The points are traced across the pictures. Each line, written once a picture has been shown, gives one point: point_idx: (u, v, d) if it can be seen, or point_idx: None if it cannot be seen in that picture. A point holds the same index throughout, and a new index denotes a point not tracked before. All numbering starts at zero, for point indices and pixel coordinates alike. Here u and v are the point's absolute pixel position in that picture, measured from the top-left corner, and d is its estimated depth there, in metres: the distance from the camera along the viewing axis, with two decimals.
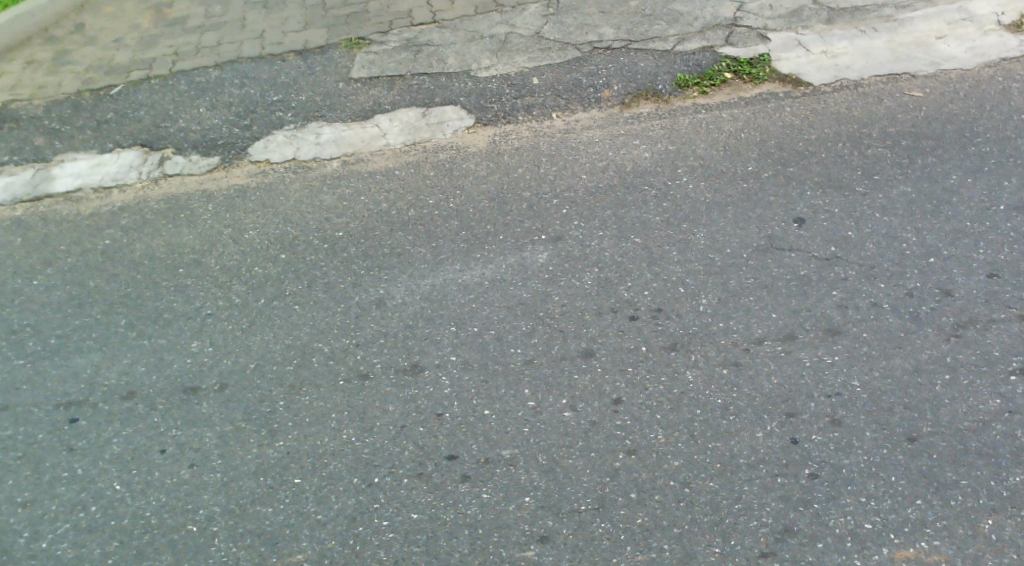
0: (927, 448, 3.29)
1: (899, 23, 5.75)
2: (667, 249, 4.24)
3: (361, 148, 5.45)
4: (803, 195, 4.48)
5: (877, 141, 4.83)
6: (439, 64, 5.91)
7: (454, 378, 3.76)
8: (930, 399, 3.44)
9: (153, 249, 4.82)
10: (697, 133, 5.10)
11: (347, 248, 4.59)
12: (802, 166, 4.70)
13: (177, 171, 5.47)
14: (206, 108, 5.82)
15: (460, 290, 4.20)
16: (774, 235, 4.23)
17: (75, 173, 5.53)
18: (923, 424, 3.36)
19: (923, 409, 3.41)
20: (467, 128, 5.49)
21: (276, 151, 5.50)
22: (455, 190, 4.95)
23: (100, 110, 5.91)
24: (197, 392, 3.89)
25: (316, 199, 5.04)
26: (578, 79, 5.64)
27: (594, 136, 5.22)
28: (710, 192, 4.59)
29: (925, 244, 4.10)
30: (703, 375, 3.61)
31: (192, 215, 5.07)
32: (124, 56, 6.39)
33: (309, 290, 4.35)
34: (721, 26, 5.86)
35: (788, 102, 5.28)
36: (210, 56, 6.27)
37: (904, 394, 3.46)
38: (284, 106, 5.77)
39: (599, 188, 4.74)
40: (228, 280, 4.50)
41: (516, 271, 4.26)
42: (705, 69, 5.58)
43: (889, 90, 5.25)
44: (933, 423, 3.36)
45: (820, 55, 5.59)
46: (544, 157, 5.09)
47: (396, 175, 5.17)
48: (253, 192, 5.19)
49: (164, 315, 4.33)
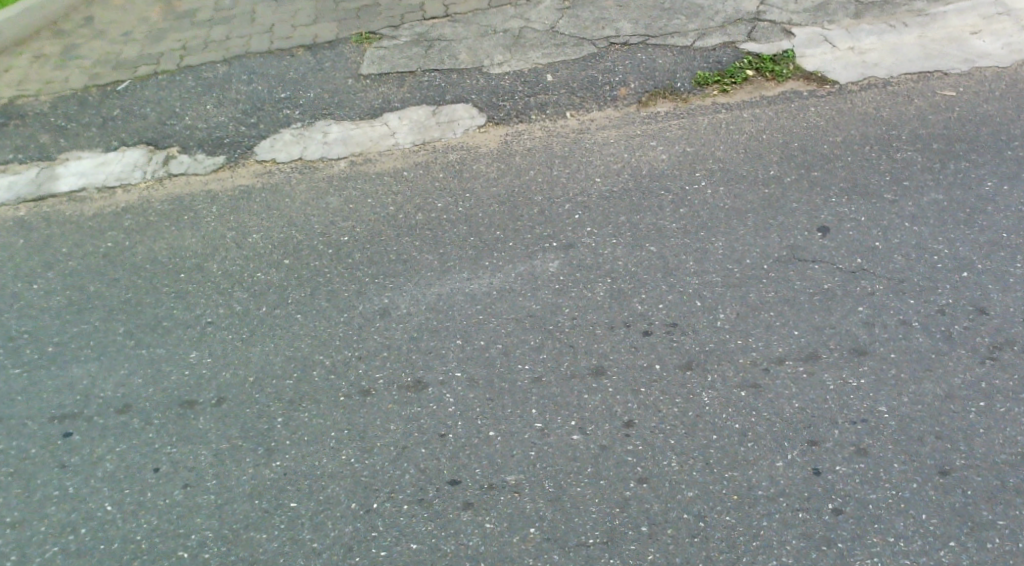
0: (961, 483, 3.09)
1: (931, 18, 5.60)
2: (683, 259, 4.07)
3: (370, 148, 5.36)
4: (827, 201, 4.28)
5: (906, 144, 4.62)
6: (451, 60, 5.85)
7: (459, 396, 3.59)
8: (964, 429, 3.23)
9: (155, 253, 4.69)
10: (716, 133, 4.98)
11: (353, 254, 4.48)
12: (827, 170, 4.53)
13: (182, 172, 5.36)
14: (213, 105, 5.74)
15: (467, 300, 4.04)
16: (797, 246, 4.03)
17: (80, 172, 5.41)
18: (956, 456, 3.16)
19: (956, 440, 3.21)
20: (479, 128, 5.39)
21: (283, 151, 5.41)
22: (465, 192, 4.84)
23: (106, 107, 5.81)
24: (194, 405, 3.74)
25: (322, 202, 4.95)
26: (593, 77, 5.55)
27: (609, 136, 5.11)
28: (728, 197, 4.45)
29: (958, 256, 3.87)
30: (720, 397, 3.42)
31: (195, 217, 4.96)
32: (132, 50, 6.31)
33: (312, 298, 4.21)
34: (743, 20, 5.79)
35: (812, 101, 5.14)
36: (218, 51, 6.21)
37: (936, 422, 3.26)
38: (292, 103, 5.70)
39: (614, 192, 4.63)
40: (230, 286, 4.36)
41: (527, 280, 4.12)
42: (726, 66, 5.47)
43: (919, 89, 5.08)
44: (967, 455, 3.16)
45: (847, 51, 5.47)
46: (557, 158, 4.99)
47: (404, 176, 5.07)
48: (258, 193, 5.09)
49: (163, 322, 4.19)
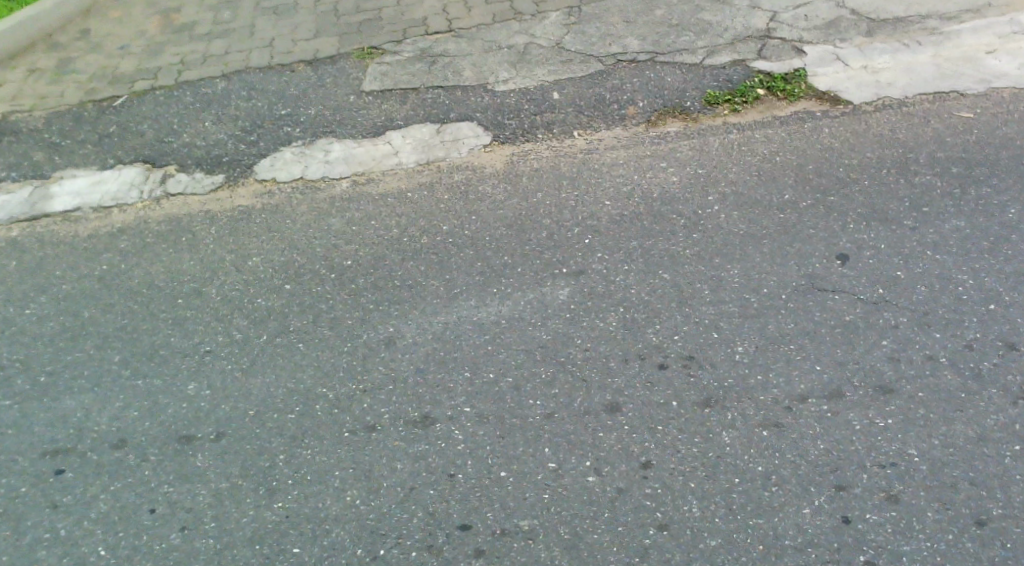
0: (999, 535, 2.96)
1: (945, 37, 5.50)
2: (698, 287, 3.95)
3: (373, 167, 5.23)
4: (845, 227, 4.16)
5: (925, 168, 4.50)
6: (455, 76, 5.74)
7: (468, 433, 3.45)
8: (1000, 475, 3.10)
9: (151, 277, 4.56)
10: (728, 155, 4.86)
11: (356, 279, 4.36)
12: (843, 195, 4.41)
13: (180, 191, 5.23)
14: (212, 122, 5.66)
15: (475, 329, 3.91)
16: (815, 274, 3.91)
17: (75, 191, 5.28)
18: (993, 505, 3.03)
19: (991, 487, 3.07)
20: (484, 146, 5.26)
21: (283, 170, 5.28)
22: (471, 215, 4.71)
23: (103, 124, 5.72)
24: (192, 441, 3.60)
25: (324, 224, 4.82)
26: (601, 95, 5.43)
27: (618, 156, 4.99)
28: (742, 222, 4.34)
29: (984, 287, 3.75)
30: (741, 437, 3.29)
31: (193, 240, 4.83)
32: (129, 63, 6.28)
33: (314, 326, 4.08)
34: (753, 38, 5.69)
35: (826, 122, 5.02)
36: (217, 65, 6.17)
37: (969, 468, 3.13)
38: (292, 120, 5.60)
39: (624, 216, 4.51)
40: (230, 312, 4.23)
41: (537, 308, 3.99)
42: (737, 85, 5.35)
43: (936, 110, 4.97)
44: (1004, 504, 3.03)
45: (860, 70, 5.35)
46: (565, 180, 4.86)
47: (408, 198, 4.94)
48: (258, 214, 4.97)
49: (160, 351, 4.04)
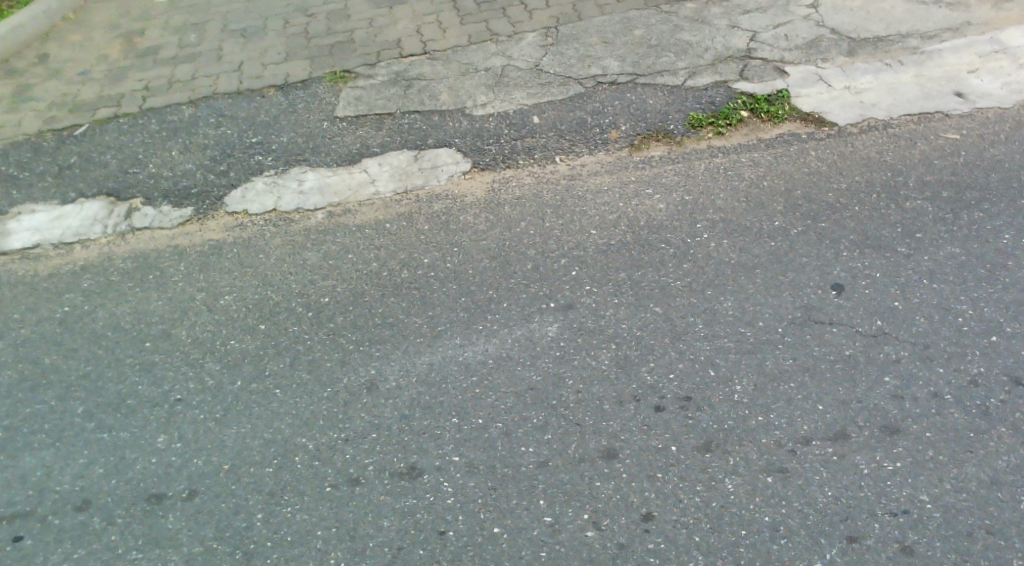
0: None
1: (927, 56, 5.43)
2: (691, 321, 3.82)
3: (349, 198, 5.07)
4: (838, 255, 4.06)
5: (915, 192, 4.42)
6: (432, 101, 5.59)
7: (459, 484, 3.32)
8: (1016, 522, 3.00)
9: (116, 319, 4.39)
10: (714, 180, 4.75)
11: (334, 318, 4.21)
12: (835, 221, 4.30)
13: (146, 225, 5.05)
14: (179, 151, 5.47)
15: (461, 370, 3.77)
16: (811, 305, 3.79)
17: (34, 228, 5.08)
18: (1010, 555, 2.93)
19: (1008, 535, 2.97)
20: (464, 173, 5.11)
21: (255, 201, 5.10)
22: (453, 247, 4.56)
23: (63, 154, 5.53)
24: (163, 500, 3.43)
25: (299, 259, 4.65)
26: (582, 119, 5.30)
27: (602, 182, 4.86)
28: (732, 251, 4.22)
29: (985, 318, 3.65)
30: (746, 484, 3.17)
31: (161, 278, 4.66)
32: (91, 90, 6.10)
33: (291, 370, 3.93)
34: (734, 58, 5.60)
35: (812, 144, 4.93)
36: (184, 91, 5.99)
37: (983, 514, 3.03)
38: (264, 148, 5.43)
39: (611, 246, 4.38)
40: (200, 356, 4.07)
41: (524, 347, 3.85)
42: (720, 107, 5.24)
43: (922, 131, 4.89)
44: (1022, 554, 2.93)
45: (843, 90, 5.28)
46: (549, 208, 4.72)
47: (386, 229, 4.78)
48: (230, 248, 4.81)
49: (126, 401, 3.87)
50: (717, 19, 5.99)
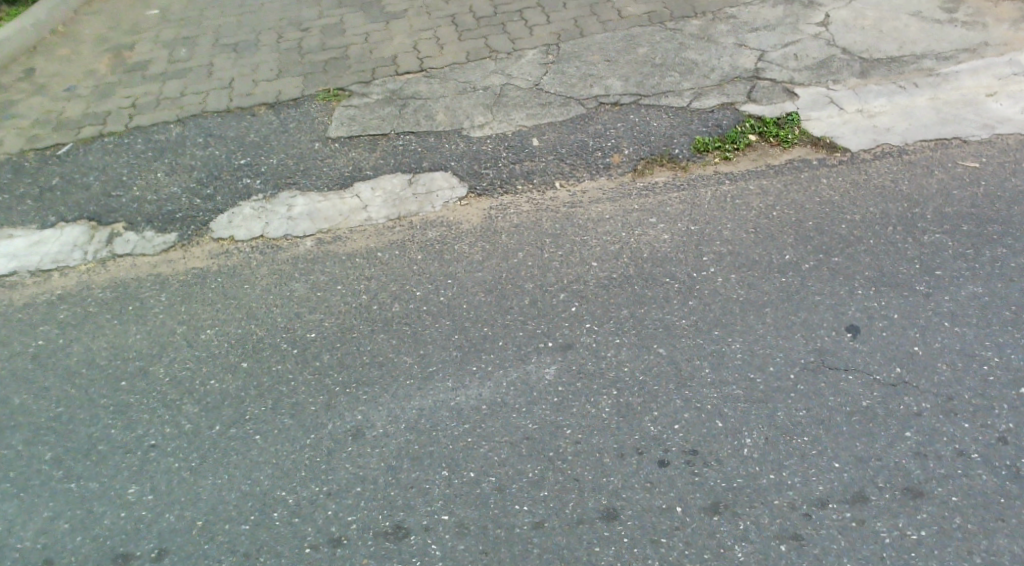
0: None
1: (943, 78, 5.21)
2: (697, 365, 3.61)
3: (339, 224, 4.84)
4: (853, 294, 3.85)
5: (933, 225, 4.20)
6: (428, 121, 5.38)
7: (447, 547, 3.17)
8: None
9: (92, 353, 4.19)
10: (721, 209, 4.52)
11: (320, 355, 3.99)
12: (848, 255, 4.09)
13: (128, 251, 4.83)
14: (165, 172, 5.26)
15: (452, 417, 3.57)
16: (825, 349, 3.61)
17: (12, 253, 4.87)
18: None
19: None
20: (460, 200, 4.89)
21: (242, 227, 4.88)
22: (446, 279, 4.34)
23: (45, 175, 5.33)
24: (130, 562, 3.30)
25: (285, 289, 4.43)
26: (583, 142, 5.09)
27: (603, 210, 4.64)
28: (741, 287, 3.99)
29: (1011, 367, 3.48)
30: (756, 552, 3.03)
31: (141, 309, 4.44)
32: (76, 107, 5.90)
33: (274, 414, 3.73)
34: (742, 79, 5.38)
35: (823, 171, 4.71)
36: (172, 109, 5.78)
37: None
38: (253, 170, 5.21)
39: (612, 280, 4.16)
40: (178, 398, 3.88)
41: (520, 391, 3.64)
42: (727, 131, 5.03)
43: (939, 158, 4.68)
44: None
45: (856, 114, 5.06)
46: (548, 238, 4.50)
47: (377, 258, 4.56)
48: (213, 277, 4.59)
49: (98, 446, 3.70)
50: (724, 37, 5.78)
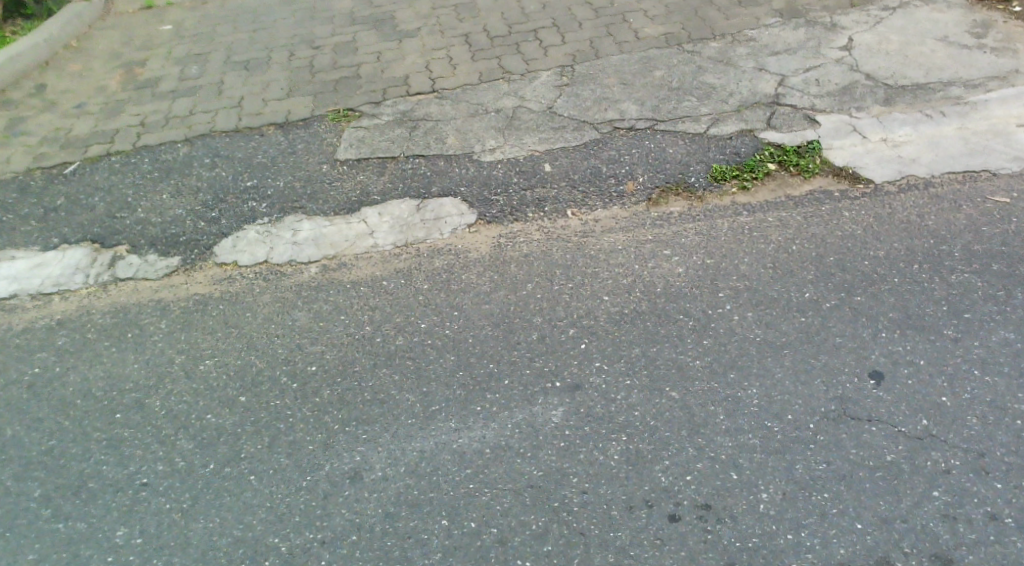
0: None
1: (971, 107, 5.04)
2: (711, 411, 3.48)
3: (344, 250, 4.70)
4: (876, 337, 3.70)
5: (961, 263, 4.05)
6: (438, 144, 5.25)
7: None
8: None
9: (88, 383, 4.07)
10: (738, 242, 4.36)
11: (321, 391, 3.85)
12: (871, 294, 3.93)
13: (130, 275, 4.71)
14: (170, 194, 5.15)
15: (455, 462, 3.46)
16: (846, 398, 3.47)
17: (13, 275, 4.76)
18: None
19: None
20: (469, 226, 4.74)
21: (246, 251, 4.76)
22: (453, 310, 4.19)
23: (50, 195, 5.23)
24: None
25: (287, 319, 4.29)
26: (596, 168, 4.94)
27: (617, 241, 4.48)
28: (759, 326, 3.84)
29: None
30: None
31: (139, 336, 4.31)
32: (85, 124, 5.81)
33: (270, 452, 3.62)
34: (761, 105, 5.22)
35: (845, 204, 4.54)
36: (180, 128, 5.68)
37: None
38: (259, 194, 5.09)
39: (624, 315, 4.01)
40: (174, 432, 3.76)
41: (526, 435, 3.51)
42: (745, 159, 4.87)
43: (967, 192, 4.51)
44: None
45: (879, 143, 4.89)
46: (558, 269, 4.35)
47: (382, 286, 4.42)
48: (215, 305, 4.46)
49: (89, 484, 3.61)
50: (744, 61, 5.62)
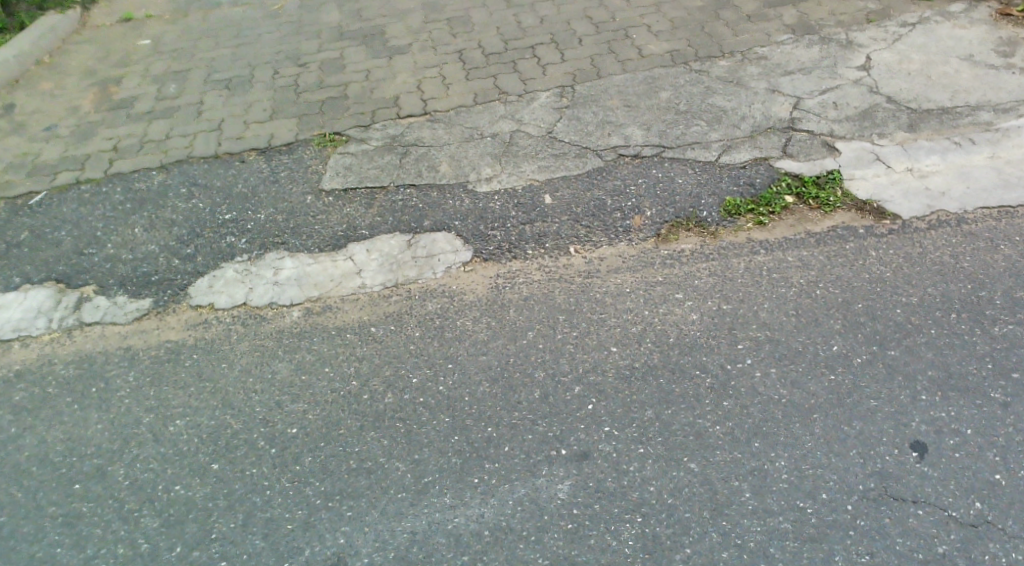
0: None
1: (1002, 134, 4.71)
2: (735, 487, 3.23)
3: (330, 291, 4.29)
4: (915, 401, 3.43)
5: (1003, 313, 3.74)
6: (430, 173, 4.89)
7: None
8: None
9: (46, 447, 3.68)
10: (757, 284, 4.01)
11: (302, 458, 3.50)
12: (906, 349, 3.62)
13: (96, 319, 4.28)
14: (143, 228, 4.74)
15: (452, 547, 3.18)
16: (887, 474, 3.22)
17: None
18: None
19: None
20: (464, 265, 4.35)
21: (223, 293, 4.33)
22: (446, 362, 3.81)
23: (14, 228, 4.83)
24: None
25: (266, 371, 3.89)
26: (601, 201, 4.57)
27: (625, 283, 4.11)
28: (784, 386, 3.51)
29: None
30: None
31: (105, 391, 3.89)
32: (55, 149, 5.43)
33: (243, 532, 3.31)
34: (775, 131, 4.87)
35: (872, 242, 4.19)
36: (155, 153, 5.30)
37: None
38: (237, 228, 4.68)
39: (634, 370, 3.65)
40: (137, 507, 3.43)
41: (529, 513, 3.23)
42: (761, 191, 4.51)
43: (1004, 230, 4.18)
44: None
45: (905, 173, 4.54)
46: (561, 315, 3.98)
47: (370, 333, 4.01)
48: (188, 354, 4.03)
49: None
50: (756, 81, 5.27)
